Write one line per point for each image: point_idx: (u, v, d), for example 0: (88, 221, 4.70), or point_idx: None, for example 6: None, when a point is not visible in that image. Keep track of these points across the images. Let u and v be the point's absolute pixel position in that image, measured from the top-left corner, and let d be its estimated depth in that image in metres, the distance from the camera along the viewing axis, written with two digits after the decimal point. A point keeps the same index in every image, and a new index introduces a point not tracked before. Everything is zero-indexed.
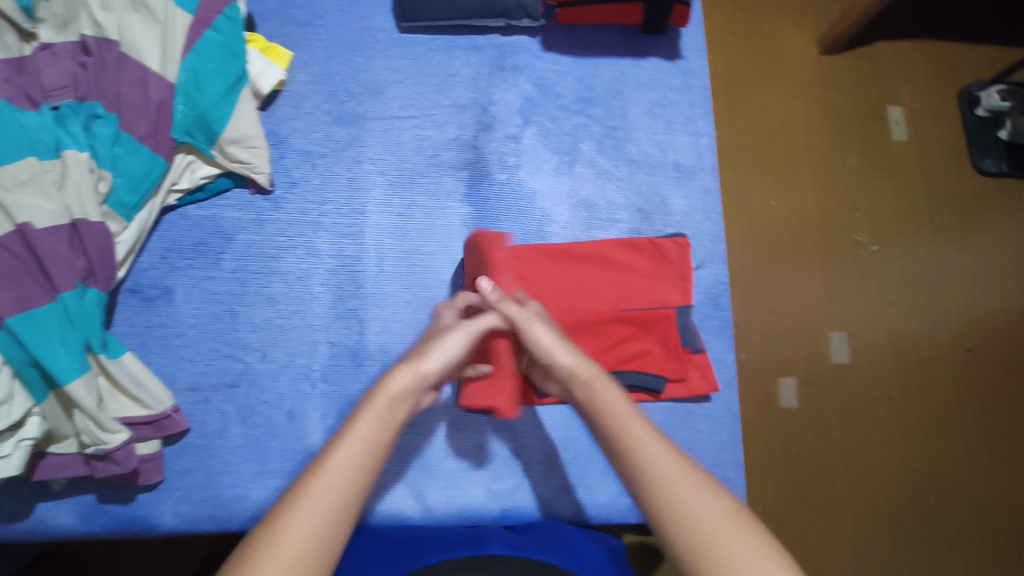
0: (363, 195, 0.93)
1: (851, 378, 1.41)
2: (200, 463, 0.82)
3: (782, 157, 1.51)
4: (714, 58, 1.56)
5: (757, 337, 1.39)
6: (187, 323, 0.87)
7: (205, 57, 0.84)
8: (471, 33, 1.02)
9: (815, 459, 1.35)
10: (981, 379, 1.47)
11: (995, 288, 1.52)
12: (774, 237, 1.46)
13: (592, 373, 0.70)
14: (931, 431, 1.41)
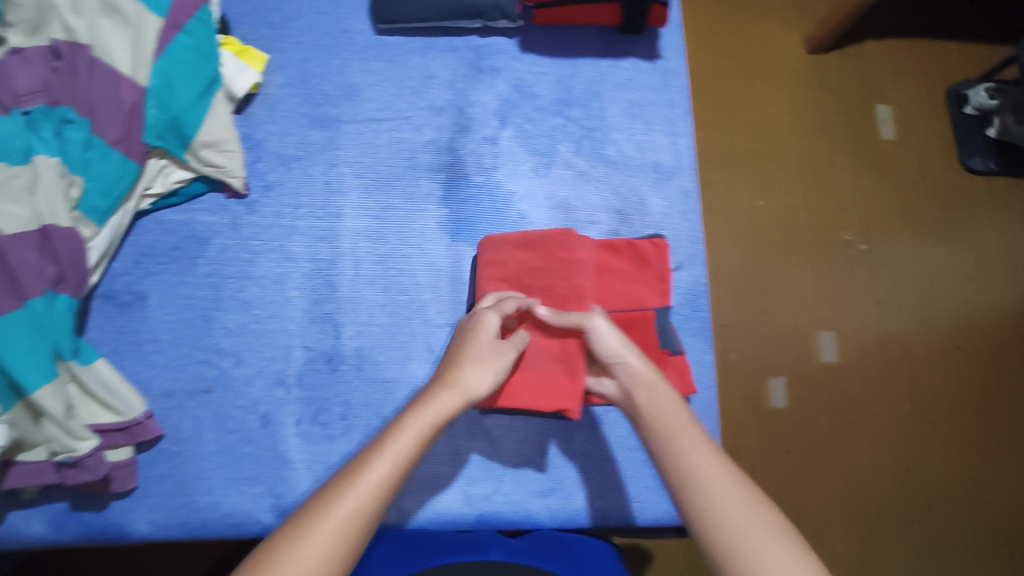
0: (339, 198, 0.93)
1: (839, 377, 1.41)
2: (174, 469, 0.82)
3: (769, 157, 1.52)
4: (700, 59, 1.57)
5: (743, 337, 1.40)
6: (161, 329, 0.87)
7: (177, 61, 0.83)
8: (449, 35, 1.02)
9: (804, 458, 1.35)
10: (973, 377, 1.45)
11: (983, 287, 1.50)
12: (762, 237, 1.46)
13: (651, 380, 0.77)
14: (920, 429, 1.40)
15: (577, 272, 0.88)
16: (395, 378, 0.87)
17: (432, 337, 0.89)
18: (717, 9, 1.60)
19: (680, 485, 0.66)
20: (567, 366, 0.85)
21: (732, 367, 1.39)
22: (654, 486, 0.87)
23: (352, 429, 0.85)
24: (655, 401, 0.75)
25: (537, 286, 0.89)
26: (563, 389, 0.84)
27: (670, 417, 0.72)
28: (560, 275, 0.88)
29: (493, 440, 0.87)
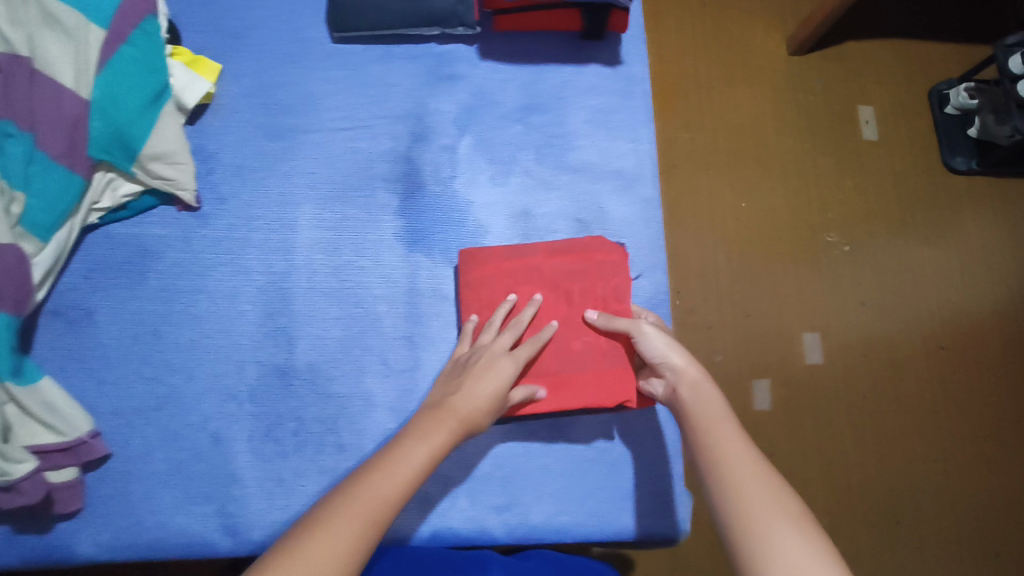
0: (294, 210, 0.91)
1: (824, 380, 1.34)
2: (122, 489, 0.81)
3: (754, 155, 1.44)
4: (682, 60, 1.49)
5: (731, 339, 1.33)
6: (108, 345, 0.85)
7: (121, 73, 0.82)
8: (408, 42, 1.00)
9: (788, 461, 1.30)
10: (959, 378, 1.39)
11: (966, 286, 1.44)
12: (747, 238, 1.39)
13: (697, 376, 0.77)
14: (906, 432, 1.34)
15: (614, 272, 0.88)
16: (349, 393, 0.86)
17: (388, 350, 0.88)
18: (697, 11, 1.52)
19: (707, 471, 0.68)
20: (618, 363, 0.85)
21: (716, 368, 1.32)
22: (614, 500, 0.86)
23: (305, 444, 0.84)
24: (694, 393, 0.76)
25: (575, 289, 0.88)
26: (623, 380, 0.84)
27: (707, 410, 0.73)
28: (599, 274, 0.88)
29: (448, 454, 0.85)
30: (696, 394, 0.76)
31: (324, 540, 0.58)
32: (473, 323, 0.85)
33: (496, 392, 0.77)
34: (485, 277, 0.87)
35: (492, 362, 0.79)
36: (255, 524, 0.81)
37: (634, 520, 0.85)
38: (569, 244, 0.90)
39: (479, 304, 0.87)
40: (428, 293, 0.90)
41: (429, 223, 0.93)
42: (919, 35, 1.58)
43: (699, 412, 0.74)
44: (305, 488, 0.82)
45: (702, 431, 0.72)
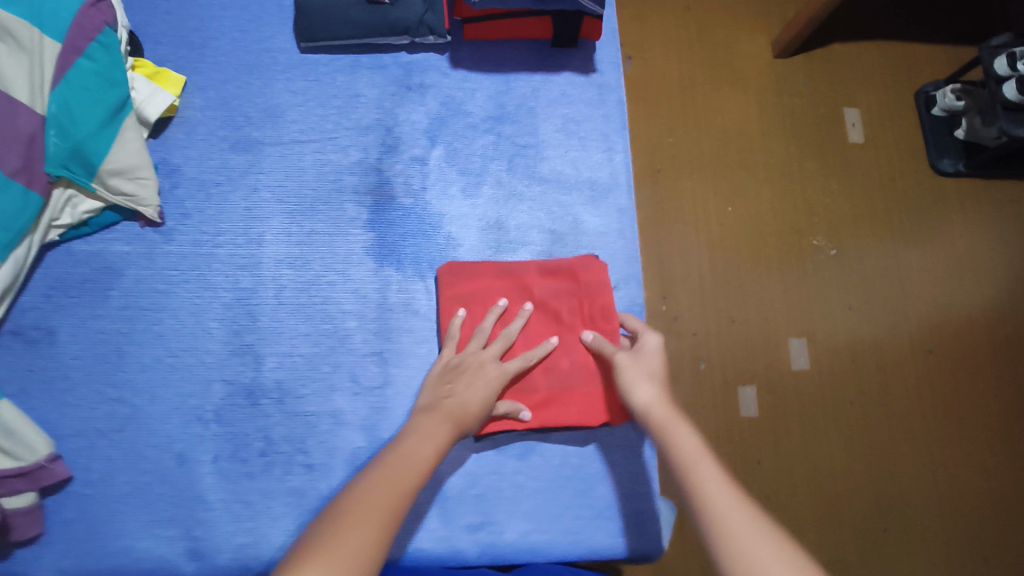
0: (260, 224, 0.89)
1: (811, 387, 1.25)
2: (83, 513, 0.78)
3: (737, 159, 1.35)
4: (665, 63, 1.40)
5: (714, 345, 1.24)
6: (70, 365, 0.82)
7: (79, 87, 0.80)
8: (376, 51, 0.98)
9: (777, 469, 1.20)
10: (947, 384, 1.29)
11: (959, 285, 1.35)
12: (733, 242, 1.30)
13: (672, 417, 0.74)
14: (897, 443, 1.24)
15: (601, 291, 0.88)
16: (318, 412, 0.84)
17: (357, 367, 0.86)
18: (682, 13, 1.44)
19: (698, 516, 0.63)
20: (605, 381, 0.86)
21: (702, 377, 1.23)
22: (590, 518, 0.84)
23: (272, 465, 0.82)
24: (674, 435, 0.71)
25: (564, 308, 0.88)
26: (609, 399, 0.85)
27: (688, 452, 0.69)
28: (587, 293, 0.88)
29: None
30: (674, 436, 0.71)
31: (343, 539, 0.58)
32: (456, 323, 0.85)
33: (485, 399, 0.79)
34: (477, 291, 0.88)
35: (480, 371, 0.81)
36: (220, 548, 0.78)
37: (610, 538, 0.83)
38: (557, 262, 0.90)
39: (471, 300, 0.87)
40: (398, 307, 0.88)
41: (409, 236, 0.91)
42: (902, 37, 1.48)
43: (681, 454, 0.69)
44: (272, 510, 0.80)
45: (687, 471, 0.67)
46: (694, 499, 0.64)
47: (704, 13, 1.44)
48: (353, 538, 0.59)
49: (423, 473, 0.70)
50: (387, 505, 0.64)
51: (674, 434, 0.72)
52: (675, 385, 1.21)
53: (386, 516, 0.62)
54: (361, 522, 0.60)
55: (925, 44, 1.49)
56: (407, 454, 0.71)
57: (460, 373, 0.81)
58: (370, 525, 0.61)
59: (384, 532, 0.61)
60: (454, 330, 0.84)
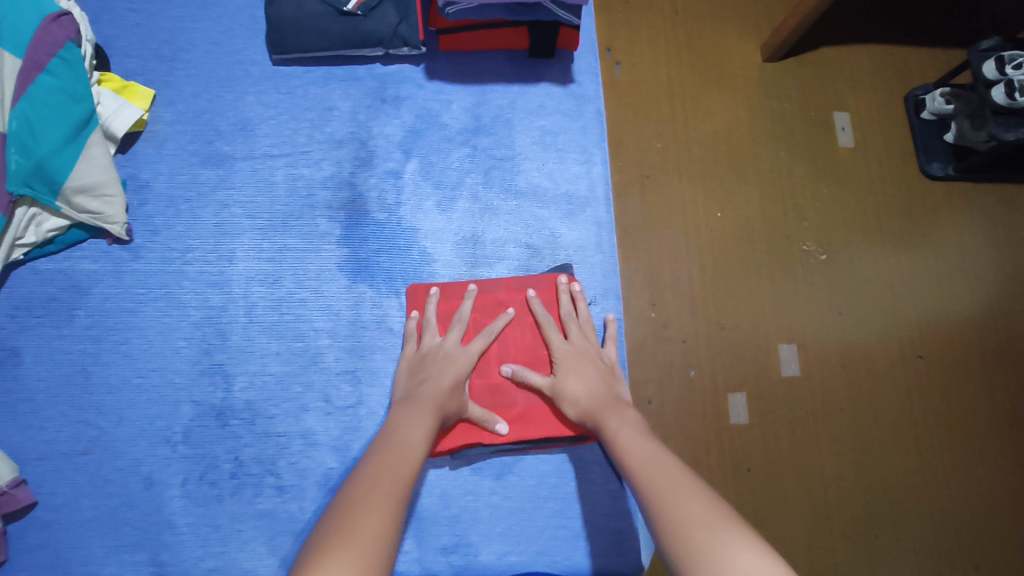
0: (231, 241, 0.88)
1: (803, 394, 1.24)
2: (48, 539, 0.77)
3: (727, 162, 1.34)
4: (653, 68, 1.38)
5: (705, 352, 1.23)
6: (35, 387, 0.81)
7: (40, 103, 0.79)
8: (351, 63, 0.96)
9: (767, 476, 1.19)
10: (939, 389, 1.28)
11: (949, 292, 1.33)
12: (721, 250, 1.29)
13: (603, 410, 0.78)
14: (886, 448, 1.23)
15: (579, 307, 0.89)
16: (289, 432, 0.82)
17: (329, 386, 0.84)
18: (670, 19, 1.42)
19: (647, 492, 0.65)
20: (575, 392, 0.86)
21: (692, 383, 1.21)
22: (568, 538, 0.82)
23: (242, 487, 0.80)
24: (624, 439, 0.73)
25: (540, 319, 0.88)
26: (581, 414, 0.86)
27: (639, 452, 0.70)
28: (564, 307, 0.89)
29: None
30: (623, 438, 0.73)
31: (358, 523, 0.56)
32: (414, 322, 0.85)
33: (455, 381, 0.79)
34: (455, 304, 0.87)
35: (448, 358, 0.81)
36: (189, 572, 0.77)
37: (589, 559, 0.82)
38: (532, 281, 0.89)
39: (418, 298, 0.87)
40: (372, 324, 0.87)
41: (380, 243, 0.90)
42: (890, 41, 1.46)
43: (632, 454, 0.70)
44: (242, 533, 0.78)
45: (647, 474, 0.67)
46: (651, 492, 0.64)
47: (691, 19, 1.43)
48: (364, 532, 0.55)
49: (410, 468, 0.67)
50: (387, 494, 0.61)
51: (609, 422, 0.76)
52: (664, 391, 1.20)
53: (390, 506, 0.60)
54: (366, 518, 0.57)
55: (914, 48, 1.47)
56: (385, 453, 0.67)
57: (428, 363, 0.81)
58: (377, 518, 0.58)
59: (395, 515, 0.59)
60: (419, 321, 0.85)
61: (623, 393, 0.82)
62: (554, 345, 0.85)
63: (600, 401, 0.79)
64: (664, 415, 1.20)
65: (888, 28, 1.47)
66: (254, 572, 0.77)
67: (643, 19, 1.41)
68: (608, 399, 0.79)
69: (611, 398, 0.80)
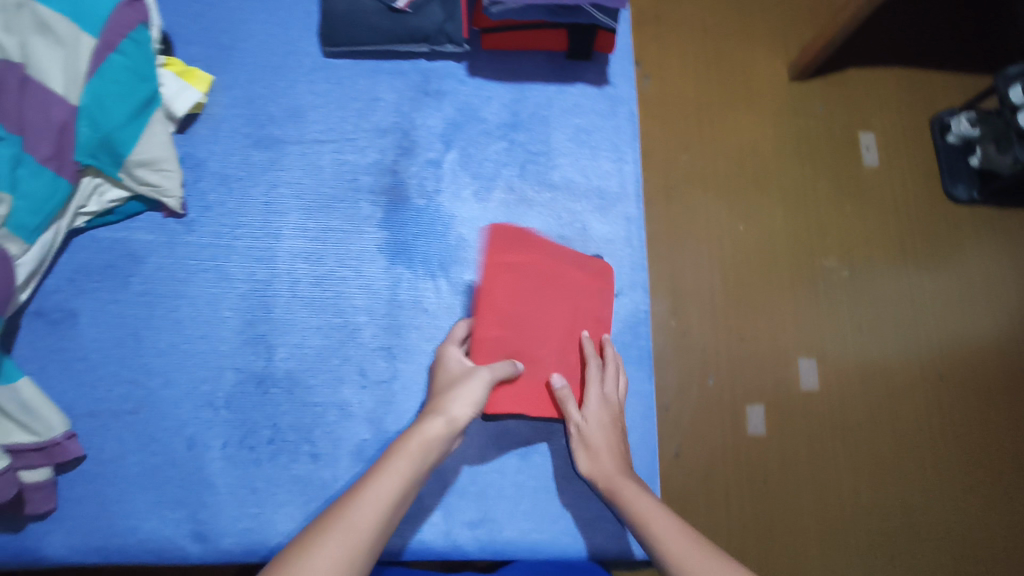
0: (278, 219, 0.92)
1: (820, 408, 1.24)
2: (95, 491, 0.80)
3: (753, 180, 1.35)
4: (682, 82, 1.40)
5: (725, 363, 1.24)
6: (90, 347, 0.85)
7: (111, 81, 0.84)
8: (397, 58, 1.01)
9: (783, 487, 1.20)
10: (957, 409, 1.29)
11: (969, 313, 1.34)
12: (744, 264, 1.30)
13: (621, 479, 0.78)
14: (904, 467, 1.24)
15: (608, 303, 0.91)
16: (325, 403, 0.86)
17: (365, 361, 0.88)
18: (700, 36, 1.43)
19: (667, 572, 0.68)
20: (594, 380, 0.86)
21: (710, 393, 1.22)
22: (589, 519, 0.86)
23: (279, 453, 0.84)
24: (647, 510, 0.74)
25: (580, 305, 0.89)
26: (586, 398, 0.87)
27: (658, 523, 0.72)
28: (602, 300, 0.91)
29: None
30: (644, 509, 0.74)
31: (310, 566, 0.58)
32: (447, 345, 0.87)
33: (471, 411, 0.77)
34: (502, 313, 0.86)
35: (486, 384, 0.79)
36: (225, 531, 0.80)
37: (608, 538, 0.85)
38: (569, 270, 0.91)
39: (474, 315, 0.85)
40: (408, 304, 0.91)
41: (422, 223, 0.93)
42: (920, 62, 1.48)
43: (656, 530, 0.71)
44: (278, 496, 0.82)
45: (671, 555, 0.68)
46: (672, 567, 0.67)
47: (721, 36, 1.44)
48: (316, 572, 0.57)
49: (388, 511, 0.65)
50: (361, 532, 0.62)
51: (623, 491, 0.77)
52: (682, 398, 1.21)
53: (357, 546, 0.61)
54: (330, 560, 0.59)
55: (943, 69, 1.48)
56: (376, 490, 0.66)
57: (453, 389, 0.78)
58: (342, 562, 0.59)
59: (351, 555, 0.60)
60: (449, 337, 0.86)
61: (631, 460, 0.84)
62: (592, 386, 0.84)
63: (617, 467, 0.80)
64: (683, 422, 1.20)
65: (918, 48, 1.48)
66: (288, 533, 0.81)
67: (677, 31, 1.43)
68: (623, 466, 0.80)
69: (626, 466, 0.80)
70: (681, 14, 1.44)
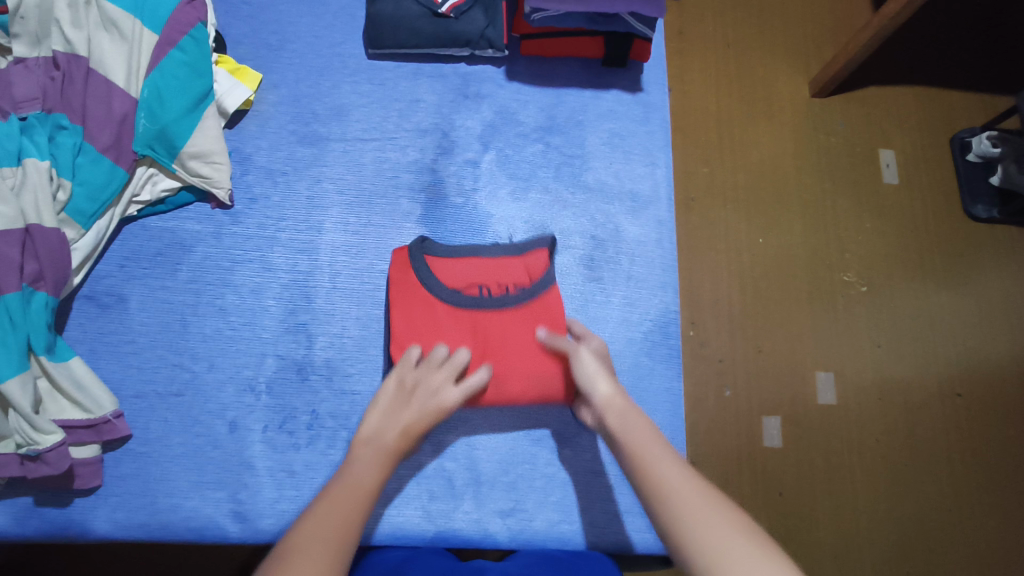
0: (321, 213, 0.95)
1: (837, 422, 1.23)
2: (140, 469, 0.83)
3: (773, 194, 1.34)
4: (704, 94, 1.39)
5: (742, 375, 1.23)
6: (138, 331, 0.88)
7: (169, 76, 0.88)
8: (438, 61, 1.04)
9: (799, 500, 1.18)
10: (976, 429, 1.27)
11: (989, 331, 1.33)
12: (763, 276, 1.29)
13: (621, 409, 0.75)
14: (922, 486, 1.22)
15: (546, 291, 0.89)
16: (363, 392, 0.88)
17: None
18: (722, 50, 1.43)
19: (657, 508, 0.62)
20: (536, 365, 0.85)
21: (727, 404, 1.21)
22: (618, 513, 0.87)
23: (317, 438, 0.86)
24: (655, 460, 0.67)
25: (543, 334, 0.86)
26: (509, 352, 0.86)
27: (659, 462, 0.66)
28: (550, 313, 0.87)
29: (453, 457, 0.87)
30: (651, 458, 0.67)
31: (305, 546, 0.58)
32: (442, 351, 0.81)
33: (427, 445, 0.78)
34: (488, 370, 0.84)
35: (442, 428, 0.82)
36: (264, 512, 0.82)
37: (638, 532, 0.86)
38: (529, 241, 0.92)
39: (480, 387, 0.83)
40: None
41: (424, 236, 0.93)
42: (944, 80, 1.48)
43: (649, 459, 0.67)
44: (315, 481, 0.84)
45: (680, 508, 0.61)
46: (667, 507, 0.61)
47: (745, 50, 1.43)
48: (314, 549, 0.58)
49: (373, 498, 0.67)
50: (350, 513, 0.64)
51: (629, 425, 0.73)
52: (699, 408, 1.20)
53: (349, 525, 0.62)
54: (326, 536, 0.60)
55: (968, 87, 1.48)
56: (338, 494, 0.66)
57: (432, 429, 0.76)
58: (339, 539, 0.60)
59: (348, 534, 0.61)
60: (452, 362, 0.80)
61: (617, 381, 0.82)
62: (577, 351, 0.81)
63: (624, 406, 0.76)
64: (699, 433, 1.19)
65: (943, 65, 1.49)
66: None
67: (703, 40, 1.43)
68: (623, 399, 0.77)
69: (624, 398, 0.77)
70: (708, 24, 1.44)
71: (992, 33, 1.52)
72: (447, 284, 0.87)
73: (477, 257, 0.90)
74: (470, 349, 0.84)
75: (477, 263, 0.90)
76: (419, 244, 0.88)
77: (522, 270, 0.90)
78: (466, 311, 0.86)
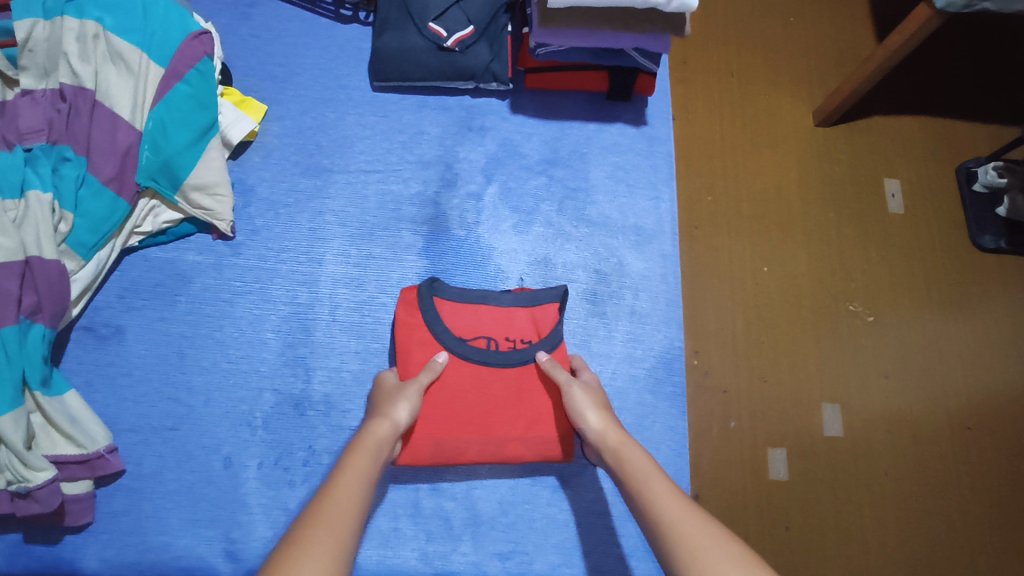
0: (322, 245, 0.95)
1: (844, 456, 1.19)
2: (132, 506, 0.81)
3: (775, 224, 1.33)
4: (707, 123, 1.39)
5: (745, 406, 1.19)
6: (135, 363, 0.87)
7: (173, 109, 0.87)
8: (442, 94, 1.04)
9: (806, 537, 1.13)
10: (986, 463, 1.23)
11: (998, 364, 1.30)
12: (767, 305, 1.26)
13: (618, 440, 0.76)
14: (932, 523, 1.18)
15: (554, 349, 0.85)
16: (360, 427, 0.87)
17: None
18: (726, 81, 1.42)
19: (658, 542, 0.63)
20: (529, 418, 0.84)
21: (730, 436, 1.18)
22: (619, 556, 0.85)
23: (313, 475, 0.85)
24: (668, 509, 0.65)
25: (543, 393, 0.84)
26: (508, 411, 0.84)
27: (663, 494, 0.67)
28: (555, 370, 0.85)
29: (451, 497, 0.86)
30: (664, 507, 0.65)
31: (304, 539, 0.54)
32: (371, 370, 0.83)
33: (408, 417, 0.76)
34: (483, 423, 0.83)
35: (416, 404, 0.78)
36: (259, 552, 0.81)
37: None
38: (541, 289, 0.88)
39: (472, 441, 0.82)
40: None
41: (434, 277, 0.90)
42: (947, 111, 1.47)
43: (651, 492, 0.68)
44: None
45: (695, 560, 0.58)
46: (674, 540, 0.61)
47: (749, 80, 1.43)
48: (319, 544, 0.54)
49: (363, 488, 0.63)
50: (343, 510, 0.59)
51: (629, 457, 0.74)
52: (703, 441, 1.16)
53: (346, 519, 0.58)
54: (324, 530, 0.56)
55: (974, 118, 1.48)
56: (344, 485, 0.63)
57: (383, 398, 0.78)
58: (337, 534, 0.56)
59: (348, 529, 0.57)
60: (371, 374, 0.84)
61: (611, 408, 0.82)
62: (570, 385, 0.80)
63: (621, 438, 0.76)
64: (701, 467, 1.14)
65: (949, 97, 1.48)
66: None
67: (707, 70, 1.42)
68: (620, 433, 0.77)
69: (619, 429, 0.78)
70: (711, 52, 1.44)
71: (998, 65, 1.51)
72: (453, 335, 0.84)
73: (486, 305, 0.86)
74: (466, 402, 0.82)
75: (486, 312, 0.86)
76: (428, 285, 0.85)
77: (529, 324, 0.87)
78: (469, 367, 0.83)
